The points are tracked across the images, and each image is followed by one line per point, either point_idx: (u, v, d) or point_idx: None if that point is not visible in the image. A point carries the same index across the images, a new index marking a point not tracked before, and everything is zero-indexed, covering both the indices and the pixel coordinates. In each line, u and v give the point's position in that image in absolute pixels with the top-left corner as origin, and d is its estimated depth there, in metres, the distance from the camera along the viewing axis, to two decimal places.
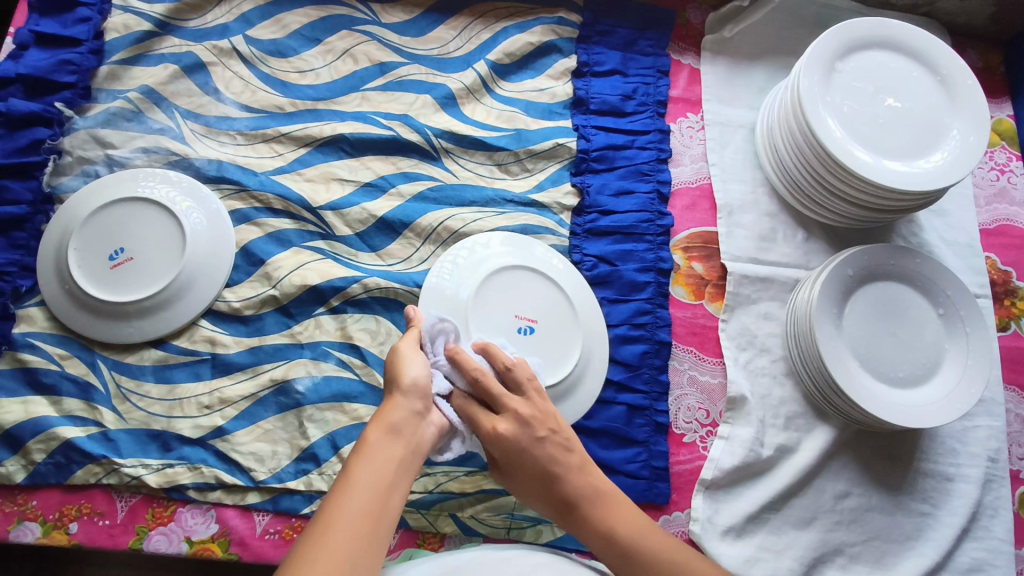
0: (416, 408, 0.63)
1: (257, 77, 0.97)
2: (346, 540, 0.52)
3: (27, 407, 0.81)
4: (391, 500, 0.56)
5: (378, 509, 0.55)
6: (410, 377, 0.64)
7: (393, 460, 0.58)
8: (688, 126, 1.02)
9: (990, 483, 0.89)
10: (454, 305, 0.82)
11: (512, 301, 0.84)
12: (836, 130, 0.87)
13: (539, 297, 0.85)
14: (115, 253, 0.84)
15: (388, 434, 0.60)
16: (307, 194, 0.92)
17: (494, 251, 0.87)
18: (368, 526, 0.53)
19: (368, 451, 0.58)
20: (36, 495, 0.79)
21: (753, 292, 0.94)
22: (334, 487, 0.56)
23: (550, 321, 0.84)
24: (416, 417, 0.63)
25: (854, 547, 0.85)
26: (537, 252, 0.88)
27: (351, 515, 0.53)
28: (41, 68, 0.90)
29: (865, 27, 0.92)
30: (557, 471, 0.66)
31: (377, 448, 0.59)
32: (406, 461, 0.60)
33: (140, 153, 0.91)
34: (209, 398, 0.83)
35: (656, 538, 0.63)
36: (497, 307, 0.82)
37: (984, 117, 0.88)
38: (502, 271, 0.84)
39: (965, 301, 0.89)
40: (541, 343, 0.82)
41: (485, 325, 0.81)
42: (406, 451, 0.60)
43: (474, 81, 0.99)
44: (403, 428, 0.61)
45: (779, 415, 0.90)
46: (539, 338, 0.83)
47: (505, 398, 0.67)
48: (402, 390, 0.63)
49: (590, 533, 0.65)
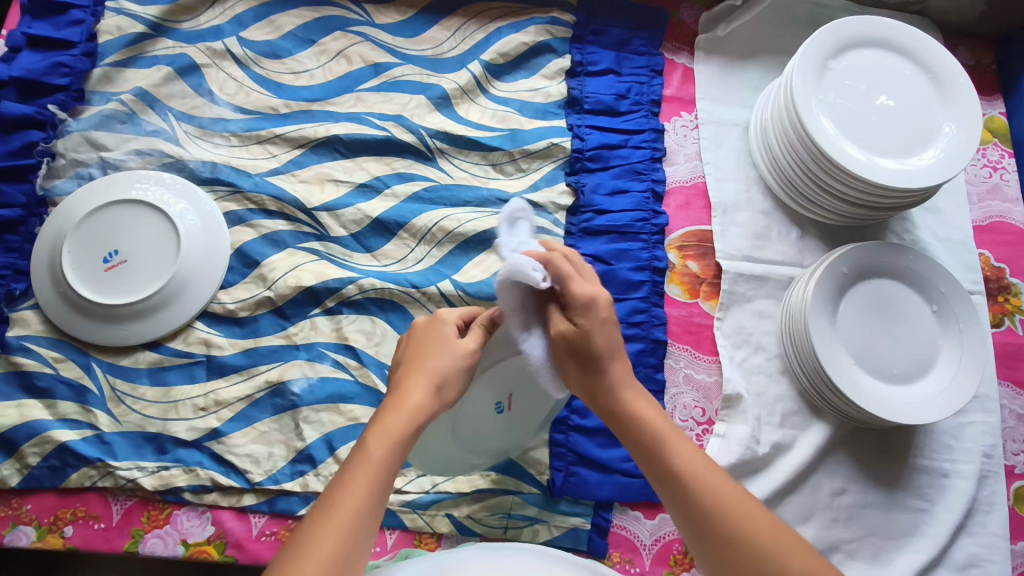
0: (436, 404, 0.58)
1: (251, 78, 0.97)
2: (339, 536, 0.48)
3: (21, 410, 0.81)
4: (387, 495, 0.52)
5: (376, 504, 0.51)
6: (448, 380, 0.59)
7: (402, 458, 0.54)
8: (683, 124, 1.02)
9: (985, 479, 0.89)
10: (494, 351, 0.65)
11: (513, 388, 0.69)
12: (828, 127, 0.88)
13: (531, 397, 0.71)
14: (109, 255, 0.84)
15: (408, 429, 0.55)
16: (302, 196, 0.92)
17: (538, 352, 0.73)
18: (364, 521, 0.49)
19: (383, 442, 0.53)
20: (30, 498, 0.79)
21: (748, 290, 0.94)
22: (347, 471, 0.51)
23: (510, 419, 0.73)
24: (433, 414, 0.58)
25: (851, 544, 0.85)
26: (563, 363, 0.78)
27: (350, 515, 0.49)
28: (35, 71, 0.90)
29: (859, 26, 0.93)
30: (613, 356, 0.62)
31: (393, 441, 0.54)
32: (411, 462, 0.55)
33: (134, 156, 0.91)
34: (204, 400, 0.83)
35: (713, 475, 0.57)
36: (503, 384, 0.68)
37: (976, 114, 0.89)
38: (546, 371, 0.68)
39: (959, 297, 0.89)
40: (486, 429, 0.73)
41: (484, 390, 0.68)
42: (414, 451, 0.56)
43: (468, 82, 0.99)
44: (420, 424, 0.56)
45: (775, 413, 0.90)
46: (490, 426, 0.73)
47: (585, 271, 0.62)
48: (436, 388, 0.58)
49: (651, 462, 0.60)
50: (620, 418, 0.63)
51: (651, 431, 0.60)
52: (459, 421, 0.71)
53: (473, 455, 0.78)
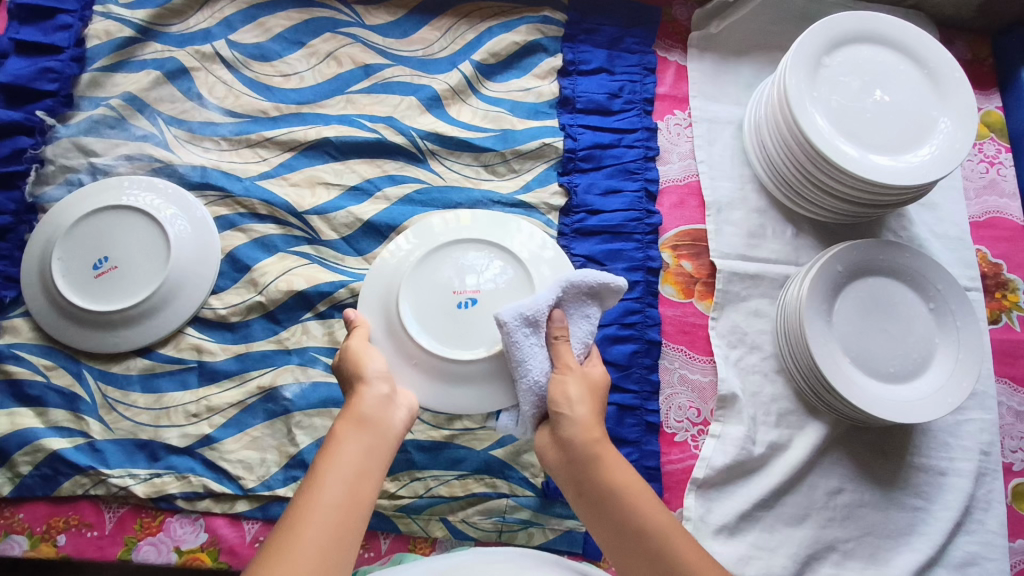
0: (383, 393, 0.65)
1: (241, 81, 0.96)
2: (320, 527, 0.52)
3: (12, 419, 0.80)
4: (366, 487, 0.57)
5: (353, 495, 0.55)
6: (371, 368, 0.67)
7: (364, 448, 0.59)
8: (676, 123, 1.01)
9: (983, 477, 0.88)
10: (404, 262, 0.77)
11: (456, 271, 0.76)
12: (823, 125, 0.87)
13: (492, 276, 0.76)
14: (99, 262, 0.83)
15: (359, 423, 0.61)
16: (293, 200, 0.91)
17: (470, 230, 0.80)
18: (345, 513, 0.54)
19: (338, 441, 0.59)
20: (23, 507, 0.79)
21: (742, 289, 0.94)
22: (308, 481, 0.56)
23: (493, 302, 0.75)
24: (385, 402, 0.64)
25: (847, 544, 0.85)
26: (516, 232, 0.81)
27: (325, 507, 0.53)
28: (22, 77, 0.90)
29: (852, 21, 0.92)
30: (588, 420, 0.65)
31: (348, 439, 0.60)
32: (379, 448, 0.61)
33: (123, 161, 0.91)
34: (196, 406, 0.83)
35: (686, 536, 0.57)
36: (444, 273, 0.76)
37: (971, 109, 0.88)
38: (460, 241, 0.78)
39: (956, 294, 0.88)
40: (477, 321, 0.74)
41: (422, 286, 0.75)
42: (377, 438, 0.61)
43: (460, 82, 0.99)
44: (372, 416, 0.62)
45: (770, 413, 0.89)
46: (477, 316, 0.74)
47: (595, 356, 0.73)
48: (365, 379, 0.66)
49: (622, 526, 0.59)
50: (587, 478, 0.62)
51: (615, 494, 0.60)
52: (424, 320, 0.74)
53: (490, 363, 0.74)
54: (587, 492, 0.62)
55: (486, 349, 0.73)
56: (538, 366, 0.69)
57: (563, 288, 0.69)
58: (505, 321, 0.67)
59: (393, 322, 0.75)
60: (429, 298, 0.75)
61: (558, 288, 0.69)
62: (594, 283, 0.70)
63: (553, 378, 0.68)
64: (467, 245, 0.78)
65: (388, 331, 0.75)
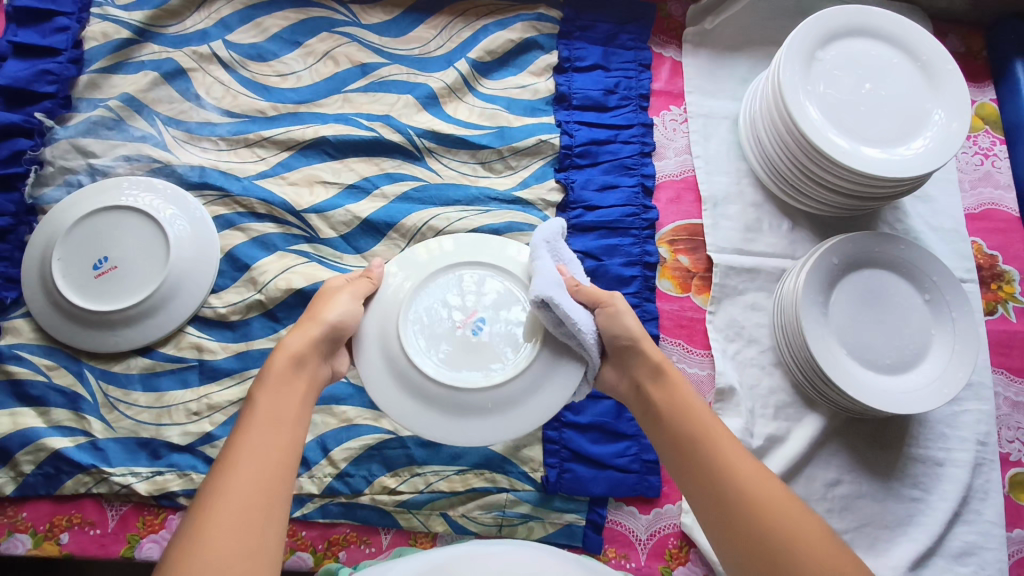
0: (320, 342, 0.64)
1: (238, 81, 0.97)
2: (257, 466, 0.53)
3: (14, 418, 0.81)
4: (297, 430, 0.58)
5: (288, 438, 0.57)
6: (332, 316, 0.66)
7: (297, 395, 0.61)
8: (671, 119, 1.02)
9: (980, 467, 0.89)
10: (392, 305, 0.70)
11: (452, 303, 0.70)
12: (817, 118, 0.87)
13: (491, 299, 0.71)
14: (99, 261, 0.83)
15: (295, 367, 0.62)
16: (291, 198, 0.92)
17: (452, 254, 0.73)
18: (281, 455, 0.55)
19: (272, 384, 0.60)
20: (26, 506, 0.79)
21: (739, 283, 0.94)
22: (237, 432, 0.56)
23: (501, 328, 0.70)
24: (320, 353, 0.65)
25: (846, 535, 0.85)
26: (507, 248, 0.74)
27: (262, 448, 0.54)
28: (21, 79, 0.90)
29: (846, 15, 0.92)
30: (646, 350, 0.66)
31: (282, 382, 0.60)
32: (308, 394, 0.62)
33: (122, 161, 0.91)
34: (197, 404, 0.84)
35: (741, 451, 0.58)
36: (440, 308, 0.70)
37: (965, 101, 0.88)
38: (447, 270, 0.72)
39: (951, 285, 0.88)
40: (488, 349, 0.69)
41: (418, 321, 0.69)
42: (308, 385, 0.62)
43: (456, 81, 0.99)
44: (307, 361, 0.63)
45: (768, 406, 0.90)
46: (486, 344, 0.69)
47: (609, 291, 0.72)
48: (314, 323, 0.65)
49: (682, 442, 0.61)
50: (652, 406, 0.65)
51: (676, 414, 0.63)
52: (432, 359, 0.68)
53: (505, 391, 0.67)
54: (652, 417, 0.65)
55: (507, 372, 0.67)
56: (590, 318, 0.66)
57: (545, 245, 0.70)
58: (548, 297, 0.63)
59: (395, 361, 0.68)
60: (433, 338, 0.69)
61: (542, 248, 0.70)
62: (558, 231, 0.71)
63: (608, 313, 0.67)
64: (453, 272, 0.72)
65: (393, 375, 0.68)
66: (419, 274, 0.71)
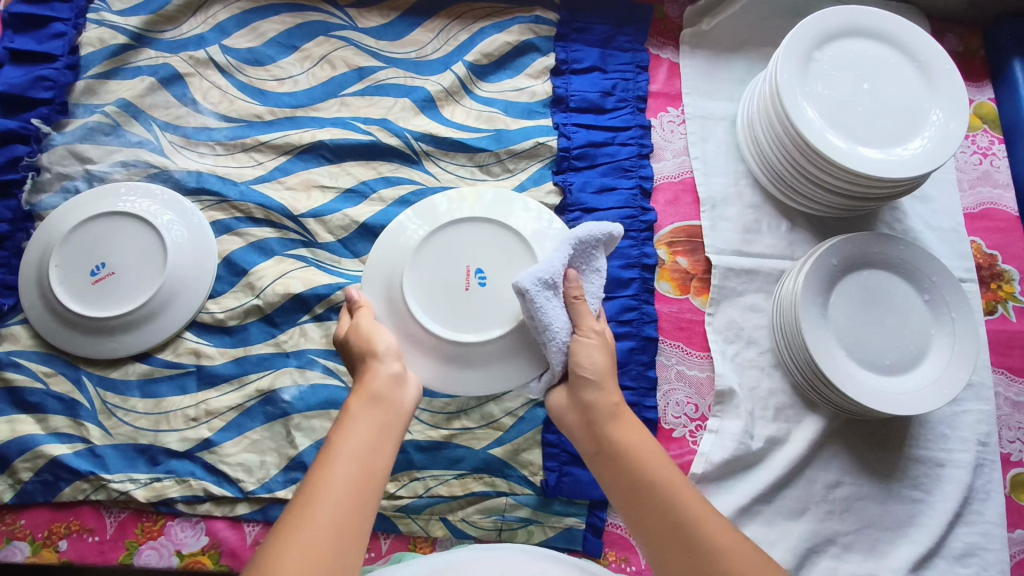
0: (393, 372, 0.64)
1: (235, 86, 0.97)
2: (334, 501, 0.53)
3: (12, 426, 0.81)
4: (378, 462, 0.58)
5: (367, 471, 0.56)
6: (383, 347, 0.66)
7: (375, 425, 0.60)
8: (669, 120, 1.02)
9: (981, 467, 0.88)
10: (403, 250, 0.74)
11: (456, 253, 0.72)
12: (814, 119, 0.87)
13: (493, 253, 0.72)
14: (96, 268, 0.83)
15: (369, 401, 0.62)
16: (288, 203, 0.92)
17: (468, 209, 0.75)
18: (359, 487, 0.55)
19: (349, 420, 0.60)
20: (24, 514, 0.79)
21: (738, 285, 0.94)
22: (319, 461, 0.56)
23: (500, 281, 0.71)
24: (396, 382, 0.64)
25: (847, 537, 0.85)
26: (519, 208, 0.76)
27: (339, 482, 0.54)
28: (17, 86, 0.90)
29: (842, 15, 0.92)
30: (603, 384, 0.66)
31: (358, 416, 0.60)
32: (390, 425, 0.61)
33: (119, 167, 0.91)
34: (195, 410, 0.83)
35: (698, 494, 0.59)
36: (444, 257, 0.72)
37: (963, 101, 0.88)
38: (458, 221, 0.73)
39: (951, 286, 0.88)
40: (482, 302, 0.71)
41: (421, 271, 0.72)
42: (389, 416, 0.61)
43: (453, 83, 0.99)
44: (384, 394, 0.63)
45: (768, 407, 0.90)
46: (483, 297, 0.71)
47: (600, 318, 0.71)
48: (375, 360, 0.65)
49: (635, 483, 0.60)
50: (607, 445, 0.63)
51: (631, 453, 0.62)
52: (429, 306, 0.71)
53: (494, 346, 0.71)
54: (604, 456, 0.64)
55: (496, 330, 0.70)
56: (562, 328, 0.65)
57: (574, 244, 0.66)
58: (526, 288, 0.62)
59: (397, 303, 0.72)
60: (433, 284, 0.71)
61: (570, 244, 0.66)
62: (596, 236, 0.67)
63: (577, 341, 0.66)
64: (462, 222, 0.73)
65: (394, 320, 0.72)
66: (429, 226, 0.74)
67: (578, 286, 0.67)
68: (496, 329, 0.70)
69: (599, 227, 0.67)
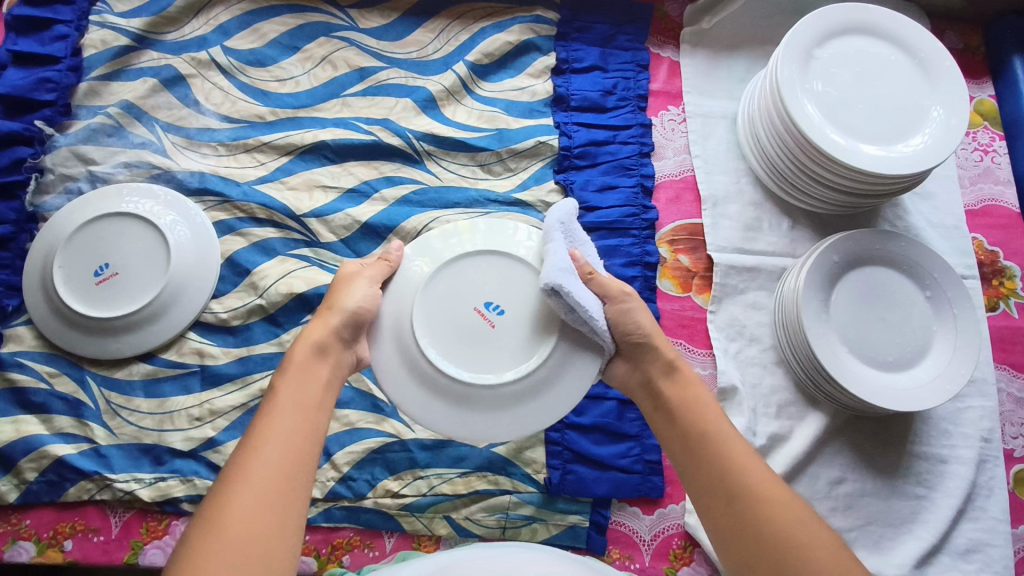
0: (341, 331, 0.65)
1: (237, 87, 0.97)
2: (278, 449, 0.56)
3: (17, 426, 0.81)
4: (317, 415, 0.61)
5: (307, 422, 0.59)
6: (349, 304, 0.66)
7: (319, 381, 0.63)
8: (670, 119, 1.02)
9: (985, 463, 0.88)
10: (400, 311, 0.68)
11: (460, 295, 0.67)
12: (816, 117, 0.87)
13: (500, 282, 0.68)
14: (100, 269, 0.83)
15: (316, 355, 0.64)
16: (291, 203, 0.92)
17: (453, 249, 0.70)
18: (299, 437, 0.58)
19: (294, 371, 0.63)
20: (30, 514, 0.79)
21: (740, 282, 0.94)
22: (239, 454, 0.55)
23: (517, 309, 0.67)
24: (341, 341, 0.66)
25: (851, 533, 0.85)
26: (504, 231, 0.71)
27: (282, 431, 0.57)
28: (21, 88, 0.91)
29: (841, 12, 0.92)
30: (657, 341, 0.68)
31: (302, 368, 0.63)
32: (330, 382, 0.64)
33: (122, 168, 0.92)
34: (199, 410, 0.84)
35: (743, 446, 0.61)
36: (449, 304, 0.67)
37: (963, 98, 0.89)
38: (449, 264, 0.68)
39: (952, 282, 0.88)
40: (508, 336, 0.67)
41: (431, 315, 0.67)
42: (331, 372, 0.64)
43: (454, 83, 0.99)
44: (329, 349, 0.65)
45: (771, 405, 0.90)
46: (507, 331, 0.67)
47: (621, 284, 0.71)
48: (333, 311, 0.66)
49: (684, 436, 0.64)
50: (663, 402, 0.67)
51: (683, 410, 0.65)
52: (454, 354, 0.66)
53: (542, 373, 0.66)
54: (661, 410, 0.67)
55: (534, 359, 0.66)
56: (600, 311, 0.65)
57: (559, 228, 0.68)
58: (558, 284, 0.62)
59: (414, 363, 0.66)
60: (452, 334, 0.66)
61: (557, 229, 0.68)
62: (570, 213, 0.69)
63: (619, 311, 0.67)
64: (453, 262, 0.69)
65: (416, 379, 0.66)
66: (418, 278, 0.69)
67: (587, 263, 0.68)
68: (532, 359, 0.66)
69: (567, 205, 0.69)
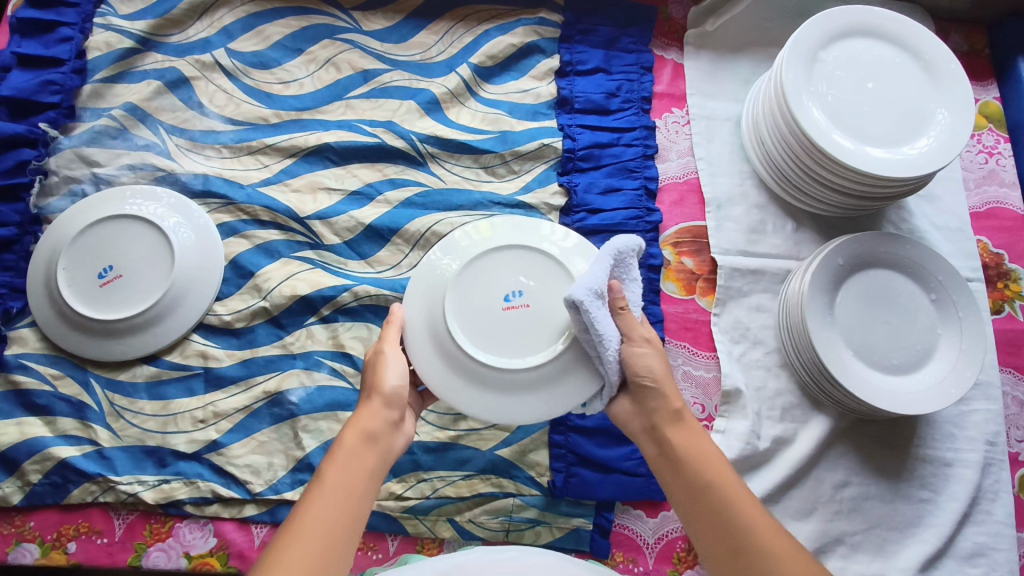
0: (391, 417, 0.64)
1: (241, 89, 0.97)
2: (315, 539, 0.53)
3: (21, 428, 0.81)
4: (359, 506, 0.57)
5: (350, 514, 0.56)
6: (388, 385, 0.65)
7: (366, 467, 0.60)
8: (674, 121, 1.02)
9: (990, 467, 0.88)
10: (434, 289, 0.72)
11: (490, 281, 0.71)
12: (821, 120, 0.87)
13: (528, 272, 0.71)
14: (104, 271, 0.84)
15: (365, 440, 0.61)
16: (294, 205, 0.92)
17: (488, 236, 0.74)
18: (336, 529, 0.54)
19: (343, 454, 0.59)
20: (33, 516, 0.79)
21: (744, 285, 0.94)
22: (279, 533, 0.53)
23: (543, 298, 0.70)
24: (392, 425, 0.64)
25: (855, 537, 0.85)
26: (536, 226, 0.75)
27: (321, 520, 0.54)
28: (25, 90, 0.91)
29: (846, 15, 0.92)
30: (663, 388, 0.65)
31: (352, 453, 0.60)
32: (378, 470, 0.61)
33: (126, 170, 0.92)
34: (203, 412, 0.84)
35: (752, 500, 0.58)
36: (478, 288, 0.71)
37: (968, 99, 0.88)
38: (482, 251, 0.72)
39: (957, 286, 0.88)
40: (532, 324, 0.69)
41: (461, 309, 0.70)
42: (379, 460, 0.61)
43: (457, 85, 0.99)
44: (378, 436, 0.62)
45: (775, 408, 0.89)
46: (531, 319, 0.69)
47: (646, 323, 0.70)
48: (380, 397, 0.64)
49: (689, 489, 0.60)
50: (667, 453, 0.63)
51: (686, 462, 0.62)
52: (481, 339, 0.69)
53: (561, 363, 0.69)
54: (665, 462, 0.64)
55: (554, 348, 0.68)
56: (614, 340, 0.64)
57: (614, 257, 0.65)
58: (580, 300, 0.61)
59: (442, 342, 0.70)
60: (479, 317, 0.69)
61: (612, 256, 0.65)
62: (627, 249, 0.66)
63: (631, 351, 0.66)
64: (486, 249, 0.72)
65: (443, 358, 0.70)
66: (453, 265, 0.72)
67: (620, 296, 0.66)
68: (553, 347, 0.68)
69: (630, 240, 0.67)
